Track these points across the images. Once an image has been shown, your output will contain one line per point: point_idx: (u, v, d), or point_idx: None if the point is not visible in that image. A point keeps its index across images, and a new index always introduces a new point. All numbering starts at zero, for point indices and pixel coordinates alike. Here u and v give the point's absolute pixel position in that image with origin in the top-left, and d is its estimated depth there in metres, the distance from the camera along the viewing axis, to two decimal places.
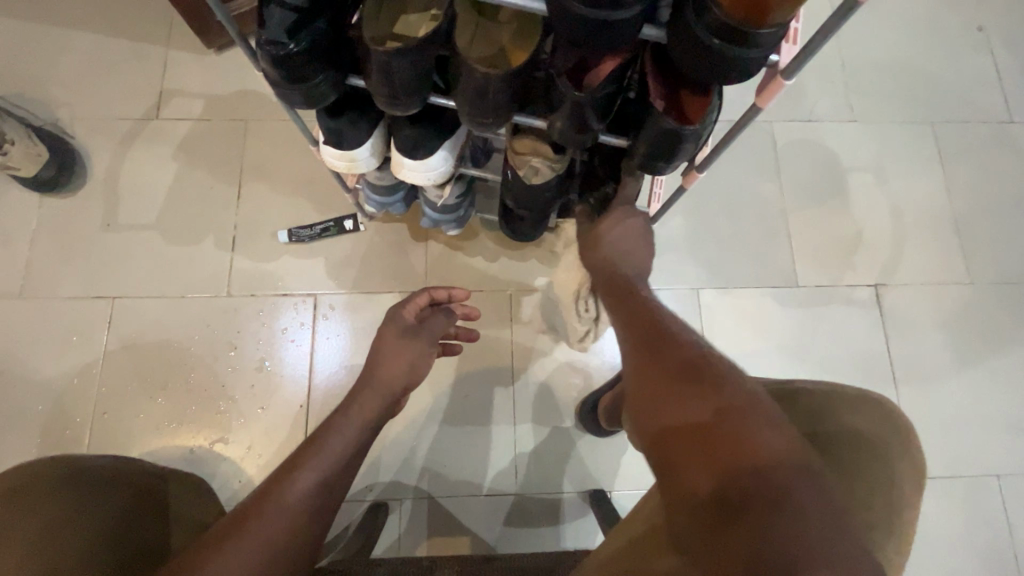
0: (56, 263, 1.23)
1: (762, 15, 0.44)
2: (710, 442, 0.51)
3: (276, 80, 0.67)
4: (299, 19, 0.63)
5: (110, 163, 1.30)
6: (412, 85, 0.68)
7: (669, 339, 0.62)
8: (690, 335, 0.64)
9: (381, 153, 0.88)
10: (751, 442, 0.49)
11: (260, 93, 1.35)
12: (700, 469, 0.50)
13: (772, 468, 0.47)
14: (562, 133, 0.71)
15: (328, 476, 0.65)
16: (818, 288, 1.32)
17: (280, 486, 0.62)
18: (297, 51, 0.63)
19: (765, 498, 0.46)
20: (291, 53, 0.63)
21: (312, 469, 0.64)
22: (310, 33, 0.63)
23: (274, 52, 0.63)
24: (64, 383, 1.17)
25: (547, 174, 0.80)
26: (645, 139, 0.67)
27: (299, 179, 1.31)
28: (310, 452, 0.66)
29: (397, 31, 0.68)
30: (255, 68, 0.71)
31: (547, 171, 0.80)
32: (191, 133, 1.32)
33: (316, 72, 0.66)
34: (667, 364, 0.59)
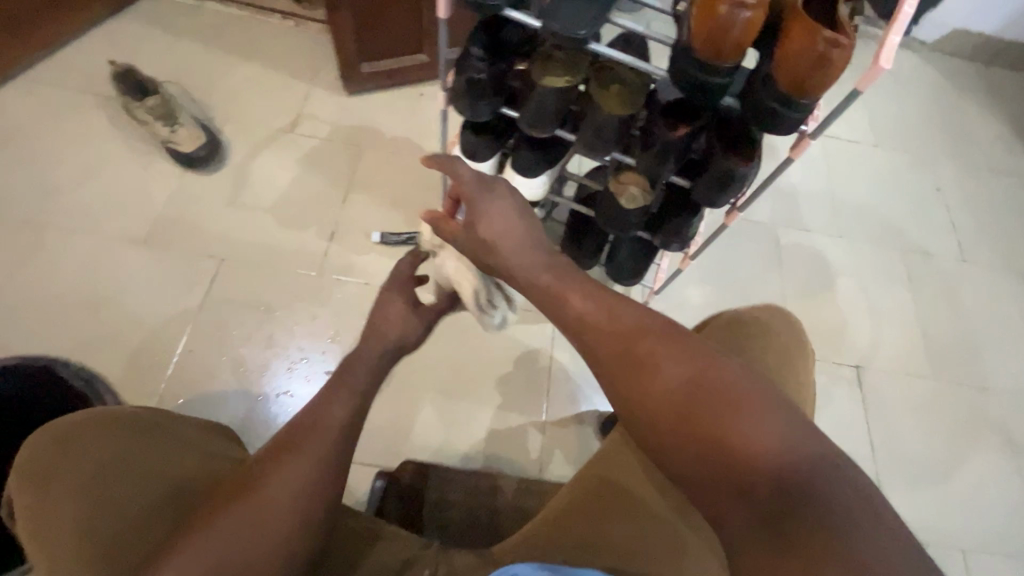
0: (180, 222, 1.45)
1: (805, 92, 0.74)
2: (733, 471, 0.59)
3: (460, 95, 0.98)
4: (490, 59, 0.95)
5: (245, 157, 1.58)
6: (552, 115, 0.98)
7: (667, 374, 0.65)
8: (672, 358, 0.65)
9: (496, 170, 1.17)
10: (759, 455, 0.59)
11: (377, 131, 1.68)
12: (735, 496, 0.59)
13: (789, 485, 0.58)
14: (647, 167, 1.00)
15: (320, 472, 0.69)
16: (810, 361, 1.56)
17: (265, 487, 0.66)
18: (484, 77, 0.95)
19: (795, 500, 0.57)
20: (481, 78, 0.94)
21: (342, 403, 0.75)
22: (496, 69, 0.96)
23: (471, 76, 0.95)
24: (164, 320, 1.35)
25: (642, 201, 1.07)
26: (707, 176, 0.96)
27: (395, 197, 1.59)
28: (337, 387, 0.77)
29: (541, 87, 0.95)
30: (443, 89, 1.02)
31: (641, 199, 1.07)
32: (316, 147, 1.63)
33: (490, 95, 0.98)
34: (675, 408, 0.63)
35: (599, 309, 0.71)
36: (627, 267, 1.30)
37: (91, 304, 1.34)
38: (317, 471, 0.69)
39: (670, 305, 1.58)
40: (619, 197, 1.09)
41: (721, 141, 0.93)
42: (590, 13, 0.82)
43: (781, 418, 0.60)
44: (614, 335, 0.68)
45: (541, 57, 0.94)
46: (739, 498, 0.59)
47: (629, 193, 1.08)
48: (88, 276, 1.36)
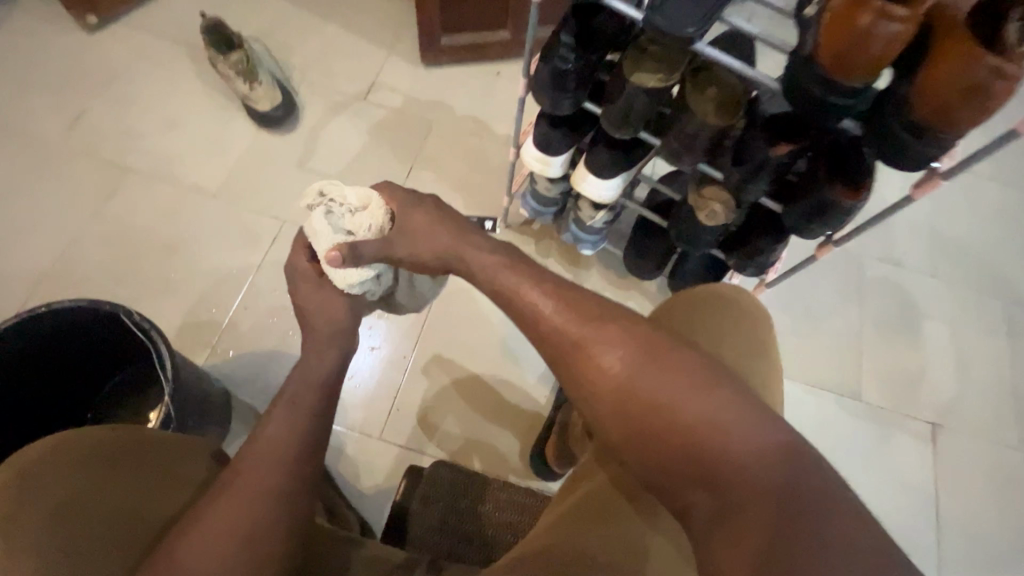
0: (249, 179, 1.48)
1: (949, 125, 0.63)
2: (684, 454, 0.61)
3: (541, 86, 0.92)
4: (580, 48, 0.88)
5: (317, 121, 1.58)
6: (639, 117, 0.90)
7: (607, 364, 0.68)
8: (610, 344, 0.69)
9: (567, 166, 1.11)
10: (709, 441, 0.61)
11: (448, 107, 1.64)
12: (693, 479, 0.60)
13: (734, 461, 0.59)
14: (736, 184, 0.90)
15: (280, 480, 0.66)
16: (879, 409, 1.43)
17: (209, 514, 0.62)
18: (571, 68, 0.88)
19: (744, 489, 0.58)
20: (567, 69, 0.88)
21: (291, 411, 0.73)
22: (585, 59, 0.89)
23: (557, 65, 0.88)
24: (224, 275, 1.39)
25: (723, 218, 0.98)
26: (804, 202, 0.86)
27: (458, 180, 1.56)
28: (284, 397, 0.75)
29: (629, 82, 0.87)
30: (525, 75, 0.96)
31: (723, 216, 0.98)
32: (386, 118, 1.61)
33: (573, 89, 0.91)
34: (621, 398, 0.67)
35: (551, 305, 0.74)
36: (692, 285, 1.22)
37: (162, 250, 1.39)
38: (273, 490, 0.65)
39: None
40: (698, 211, 1.00)
41: (826, 167, 0.83)
42: (702, 9, 0.73)
43: (723, 395, 0.63)
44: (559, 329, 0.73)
45: (636, 51, 0.86)
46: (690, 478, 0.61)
47: (710, 208, 0.98)
48: (161, 222, 1.41)
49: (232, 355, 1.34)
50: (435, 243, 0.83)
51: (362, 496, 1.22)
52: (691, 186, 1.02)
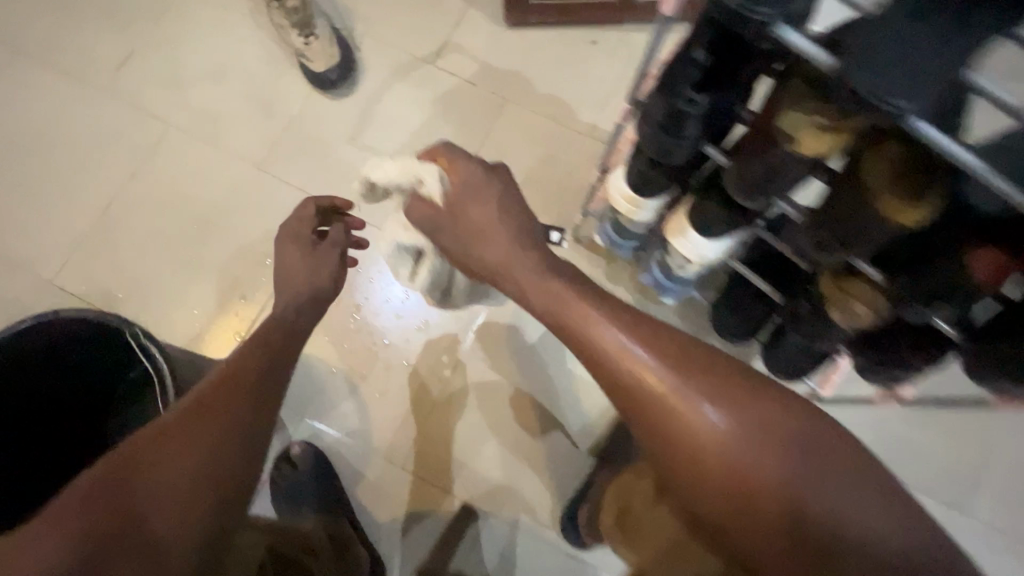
0: (297, 150, 1.32)
1: None
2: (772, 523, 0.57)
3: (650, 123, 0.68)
4: (714, 76, 0.62)
5: (376, 86, 1.37)
6: (784, 187, 0.65)
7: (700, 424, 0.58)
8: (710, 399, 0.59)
9: (663, 210, 0.87)
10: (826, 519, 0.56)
11: (528, 83, 1.39)
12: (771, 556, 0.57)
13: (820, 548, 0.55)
14: (902, 293, 0.66)
15: (211, 462, 0.67)
16: (997, 532, 1.17)
17: (155, 473, 0.64)
18: (695, 106, 0.62)
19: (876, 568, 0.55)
20: (689, 107, 0.62)
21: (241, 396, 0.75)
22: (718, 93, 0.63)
23: (676, 100, 0.63)
24: (262, 258, 1.28)
25: (866, 321, 0.74)
26: (1021, 352, 0.59)
27: (527, 175, 1.34)
28: (239, 376, 0.77)
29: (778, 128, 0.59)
30: (631, 96, 0.71)
31: (866, 318, 0.74)
32: (454, 89, 1.38)
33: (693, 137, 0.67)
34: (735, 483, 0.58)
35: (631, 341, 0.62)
36: (789, 361, 1.02)
37: (201, 221, 1.29)
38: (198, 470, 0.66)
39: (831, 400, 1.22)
40: (832, 310, 0.76)
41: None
42: (920, 75, 0.45)
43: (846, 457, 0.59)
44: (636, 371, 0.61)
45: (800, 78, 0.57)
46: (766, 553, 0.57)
47: (850, 308, 0.73)
48: (202, 190, 1.31)
49: (257, 351, 1.24)
50: (481, 221, 0.71)
51: (377, 527, 1.15)
52: (828, 273, 0.75)
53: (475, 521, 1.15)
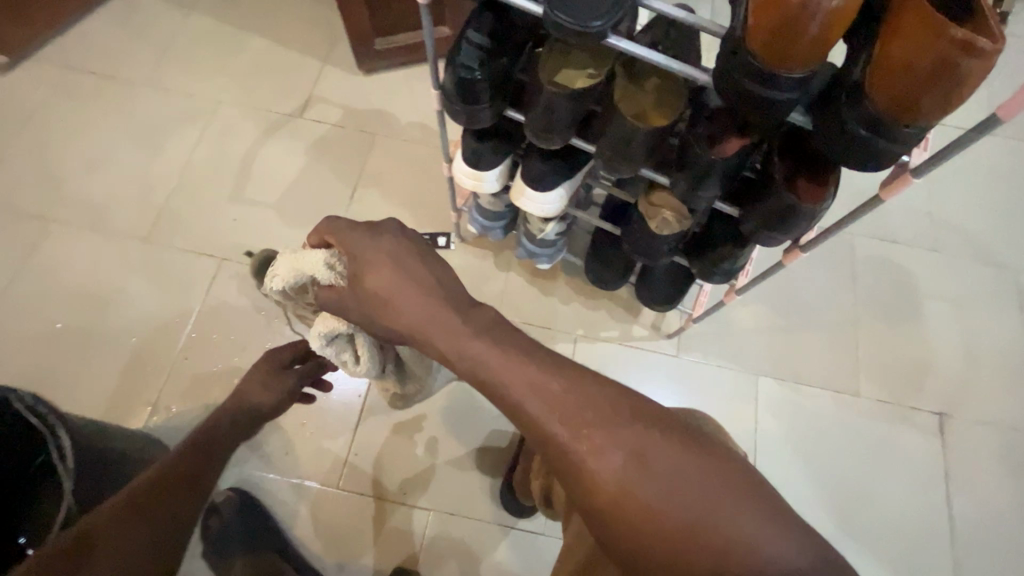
0: (183, 216, 1.38)
1: (911, 115, 0.52)
2: (143, 483, 0.73)
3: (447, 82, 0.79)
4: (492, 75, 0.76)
5: (252, 146, 1.47)
6: (566, 124, 0.77)
7: (549, 418, 0.54)
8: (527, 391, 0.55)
9: (504, 179, 1.00)
10: (643, 500, 0.51)
11: (392, 115, 1.52)
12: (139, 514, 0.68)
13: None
14: (683, 192, 0.79)
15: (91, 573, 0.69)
16: (879, 403, 1.31)
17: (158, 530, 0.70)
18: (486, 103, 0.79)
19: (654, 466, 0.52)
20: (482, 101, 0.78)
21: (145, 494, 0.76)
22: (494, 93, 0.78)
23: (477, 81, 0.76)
24: (157, 325, 1.28)
25: (678, 227, 0.86)
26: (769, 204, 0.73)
27: (405, 192, 1.44)
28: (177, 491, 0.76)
29: (559, 80, 0.74)
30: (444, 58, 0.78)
31: (677, 225, 0.86)
32: (326, 134, 1.49)
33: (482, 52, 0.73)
34: (623, 507, 0.51)
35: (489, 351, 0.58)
36: (661, 292, 1.13)
37: (93, 303, 1.29)
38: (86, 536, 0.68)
39: (716, 329, 1.34)
40: (650, 223, 0.88)
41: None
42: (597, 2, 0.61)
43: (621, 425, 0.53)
44: (478, 358, 0.58)
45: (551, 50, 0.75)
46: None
47: (659, 219, 0.86)
48: (90, 276, 1.31)
49: (173, 414, 1.21)
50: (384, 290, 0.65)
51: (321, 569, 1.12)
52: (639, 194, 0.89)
53: (421, 520, 1.16)
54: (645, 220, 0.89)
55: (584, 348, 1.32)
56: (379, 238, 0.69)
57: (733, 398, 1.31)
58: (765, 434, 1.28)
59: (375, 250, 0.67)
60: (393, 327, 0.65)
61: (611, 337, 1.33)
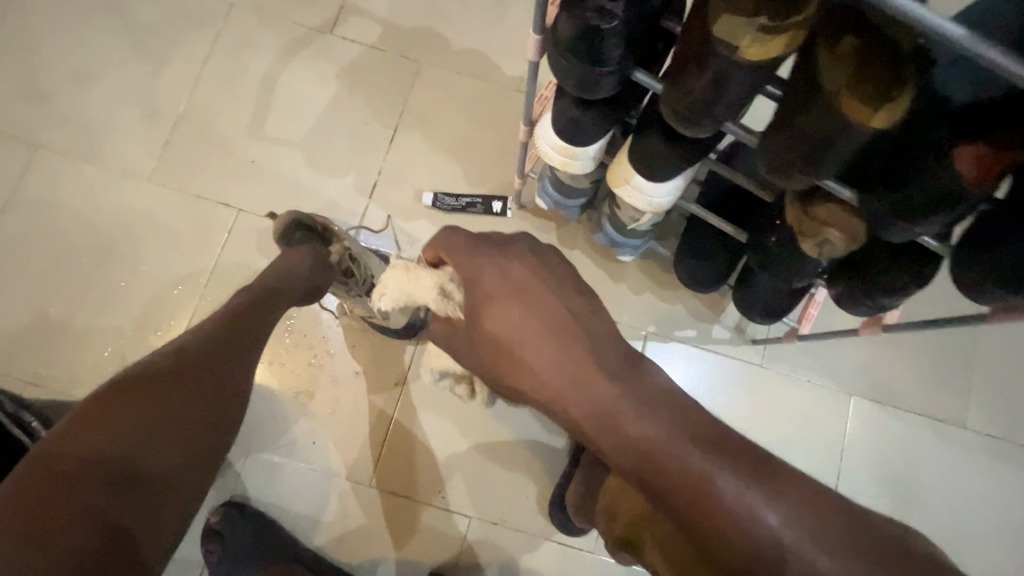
0: (193, 152, 1.16)
1: None
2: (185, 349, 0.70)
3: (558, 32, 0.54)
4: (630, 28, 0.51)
5: (273, 67, 1.20)
6: (729, 108, 0.53)
7: (708, 498, 0.45)
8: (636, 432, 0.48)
9: (602, 157, 0.76)
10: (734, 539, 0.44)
11: (443, 39, 1.23)
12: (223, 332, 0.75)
13: (152, 470, 0.61)
14: (879, 214, 0.56)
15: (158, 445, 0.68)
16: (986, 438, 1.13)
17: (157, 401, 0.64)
18: (613, 68, 0.55)
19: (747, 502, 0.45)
20: (609, 66, 0.54)
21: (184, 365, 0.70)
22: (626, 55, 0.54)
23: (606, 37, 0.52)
24: (168, 283, 1.11)
25: (843, 252, 0.64)
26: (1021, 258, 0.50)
27: (456, 141, 1.19)
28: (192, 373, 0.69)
29: (717, 34, 0.48)
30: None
31: (843, 249, 0.64)
32: (362, 58, 1.22)
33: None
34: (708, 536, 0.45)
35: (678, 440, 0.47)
36: (768, 304, 0.93)
37: (93, 250, 1.12)
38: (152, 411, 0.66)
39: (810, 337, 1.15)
40: (803, 240, 0.66)
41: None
42: None
43: (704, 450, 0.46)
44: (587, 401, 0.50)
45: None
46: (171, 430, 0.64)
47: (820, 239, 0.64)
48: (88, 218, 1.13)
49: None
50: None
51: (350, 568, 1.03)
52: (795, 201, 0.66)
53: (459, 525, 1.05)
54: (797, 234, 0.67)
55: (654, 347, 1.14)
56: (504, 259, 0.59)
57: (817, 417, 1.14)
58: (848, 461, 1.13)
59: (501, 279, 0.57)
60: (515, 376, 0.56)
61: (687, 337, 1.14)
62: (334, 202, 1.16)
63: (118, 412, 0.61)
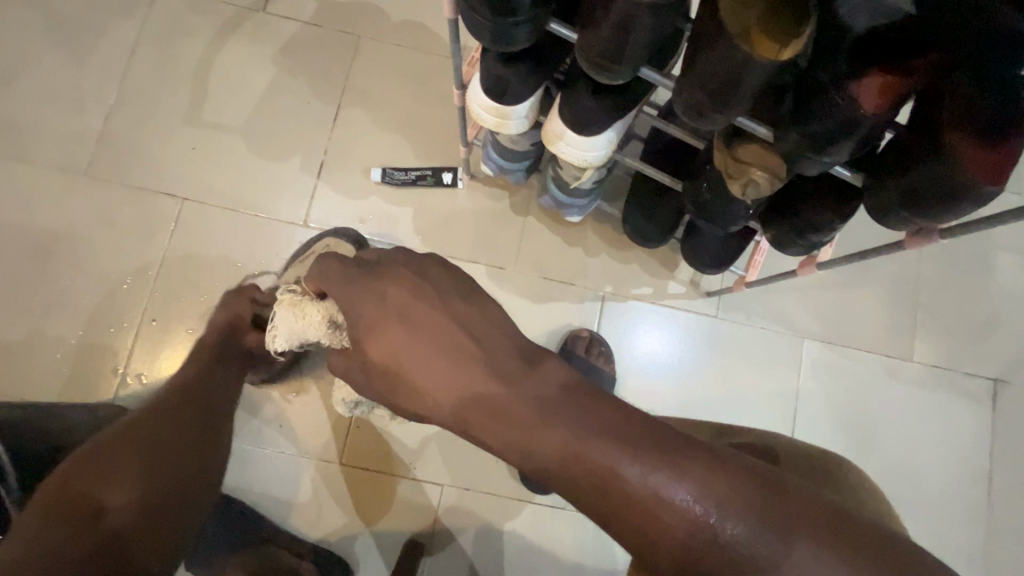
0: (129, 144, 1.12)
1: None
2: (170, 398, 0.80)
3: None
4: None
5: (206, 50, 1.17)
6: (640, 51, 0.54)
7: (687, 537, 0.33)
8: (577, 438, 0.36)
9: (534, 115, 0.76)
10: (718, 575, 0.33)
11: (381, 11, 1.20)
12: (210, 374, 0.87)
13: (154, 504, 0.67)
14: (794, 150, 0.57)
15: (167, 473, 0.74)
16: (931, 368, 1.19)
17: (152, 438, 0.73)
18: (525, 19, 0.54)
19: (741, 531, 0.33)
20: (520, 16, 0.54)
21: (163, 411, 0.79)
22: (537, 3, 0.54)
23: None
24: (116, 279, 1.09)
25: (766, 193, 0.66)
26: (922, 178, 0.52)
27: (402, 116, 1.18)
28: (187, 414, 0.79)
29: None
30: None
31: (767, 189, 0.66)
32: (299, 35, 1.18)
33: None
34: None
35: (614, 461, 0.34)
36: (714, 253, 0.95)
37: (33, 250, 1.08)
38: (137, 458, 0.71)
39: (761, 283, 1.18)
40: (730, 185, 0.67)
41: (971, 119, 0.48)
42: None
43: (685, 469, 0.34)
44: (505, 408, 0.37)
45: None
46: (175, 452, 0.74)
47: (744, 179, 0.66)
48: (25, 218, 1.09)
49: (145, 382, 1.06)
50: (387, 331, 0.43)
51: (326, 546, 1.04)
52: (718, 146, 0.68)
53: (432, 495, 1.07)
54: (724, 179, 0.68)
55: (613, 306, 1.16)
56: (375, 286, 0.45)
57: (773, 363, 1.18)
58: (803, 401, 1.17)
59: (376, 305, 0.44)
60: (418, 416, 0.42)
61: (644, 294, 1.16)
62: (282, 185, 1.14)
63: (132, 441, 0.71)
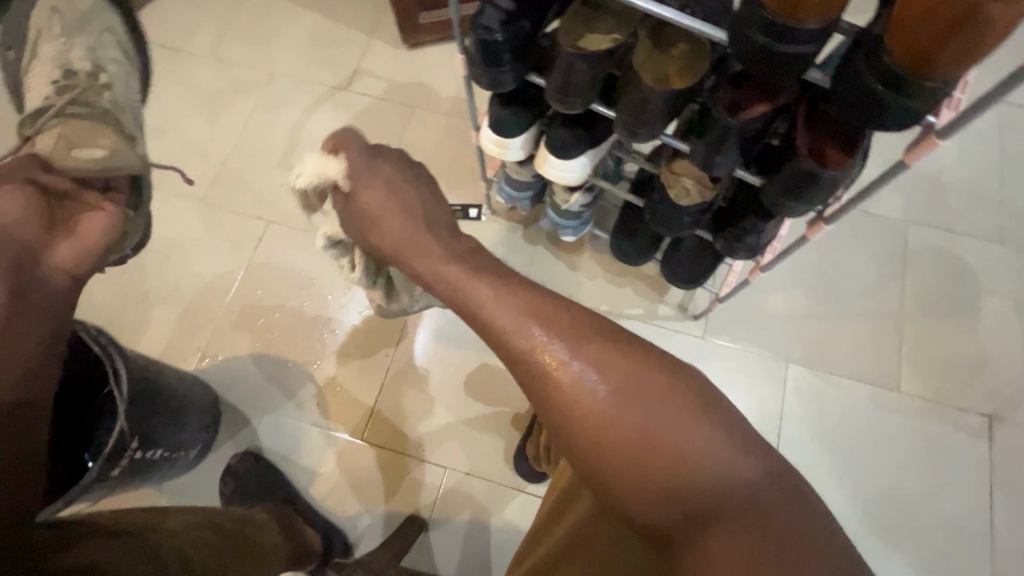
0: (236, 180, 1.48)
1: (927, 70, 0.50)
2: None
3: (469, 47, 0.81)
4: (516, 40, 0.78)
5: (300, 116, 1.54)
6: (584, 88, 0.77)
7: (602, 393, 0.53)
8: (498, 303, 0.55)
9: (529, 147, 1.00)
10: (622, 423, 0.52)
11: (433, 90, 1.55)
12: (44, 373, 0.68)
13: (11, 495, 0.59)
14: (702, 156, 0.76)
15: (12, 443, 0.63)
16: (922, 402, 1.23)
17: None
18: (509, 69, 0.80)
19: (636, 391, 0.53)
20: (504, 67, 0.80)
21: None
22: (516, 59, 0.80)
23: (496, 45, 0.77)
24: (209, 279, 1.38)
25: (698, 198, 0.86)
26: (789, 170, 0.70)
27: (441, 165, 1.48)
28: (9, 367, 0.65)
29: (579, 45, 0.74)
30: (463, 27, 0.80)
31: (698, 195, 0.86)
32: (369, 106, 1.55)
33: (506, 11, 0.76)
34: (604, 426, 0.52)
35: (503, 310, 0.55)
36: (687, 268, 1.12)
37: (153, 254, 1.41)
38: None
39: (744, 310, 1.31)
40: (669, 191, 0.87)
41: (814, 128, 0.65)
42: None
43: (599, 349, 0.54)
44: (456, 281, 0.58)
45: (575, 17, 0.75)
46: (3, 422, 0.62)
47: (682, 188, 0.86)
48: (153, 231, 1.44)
49: (217, 360, 1.31)
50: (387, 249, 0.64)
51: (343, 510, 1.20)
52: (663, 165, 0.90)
53: (435, 476, 1.21)
54: (666, 188, 0.89)
55: None
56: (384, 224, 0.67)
57: (758, 384, 1.27)
58: (789, 425, 1.24)
59: (382, 219, 0.65)
60: None
61: (635, 314, 1.32)
62: None
63: None
